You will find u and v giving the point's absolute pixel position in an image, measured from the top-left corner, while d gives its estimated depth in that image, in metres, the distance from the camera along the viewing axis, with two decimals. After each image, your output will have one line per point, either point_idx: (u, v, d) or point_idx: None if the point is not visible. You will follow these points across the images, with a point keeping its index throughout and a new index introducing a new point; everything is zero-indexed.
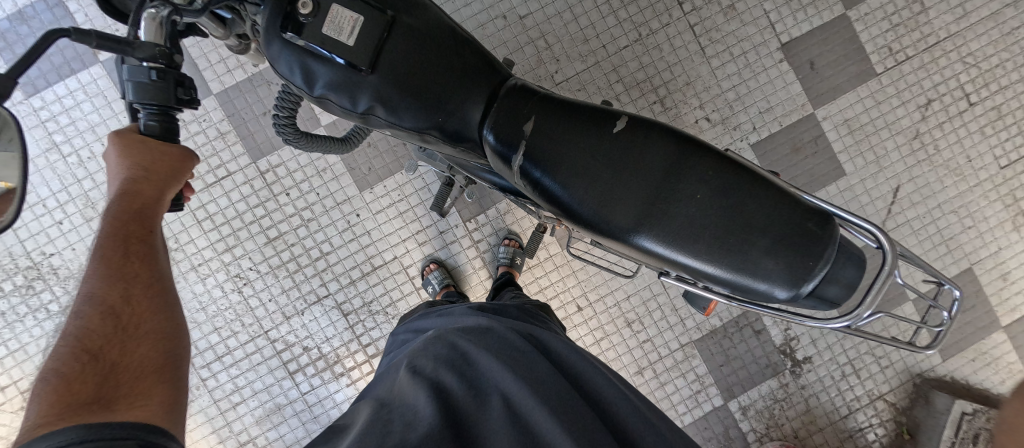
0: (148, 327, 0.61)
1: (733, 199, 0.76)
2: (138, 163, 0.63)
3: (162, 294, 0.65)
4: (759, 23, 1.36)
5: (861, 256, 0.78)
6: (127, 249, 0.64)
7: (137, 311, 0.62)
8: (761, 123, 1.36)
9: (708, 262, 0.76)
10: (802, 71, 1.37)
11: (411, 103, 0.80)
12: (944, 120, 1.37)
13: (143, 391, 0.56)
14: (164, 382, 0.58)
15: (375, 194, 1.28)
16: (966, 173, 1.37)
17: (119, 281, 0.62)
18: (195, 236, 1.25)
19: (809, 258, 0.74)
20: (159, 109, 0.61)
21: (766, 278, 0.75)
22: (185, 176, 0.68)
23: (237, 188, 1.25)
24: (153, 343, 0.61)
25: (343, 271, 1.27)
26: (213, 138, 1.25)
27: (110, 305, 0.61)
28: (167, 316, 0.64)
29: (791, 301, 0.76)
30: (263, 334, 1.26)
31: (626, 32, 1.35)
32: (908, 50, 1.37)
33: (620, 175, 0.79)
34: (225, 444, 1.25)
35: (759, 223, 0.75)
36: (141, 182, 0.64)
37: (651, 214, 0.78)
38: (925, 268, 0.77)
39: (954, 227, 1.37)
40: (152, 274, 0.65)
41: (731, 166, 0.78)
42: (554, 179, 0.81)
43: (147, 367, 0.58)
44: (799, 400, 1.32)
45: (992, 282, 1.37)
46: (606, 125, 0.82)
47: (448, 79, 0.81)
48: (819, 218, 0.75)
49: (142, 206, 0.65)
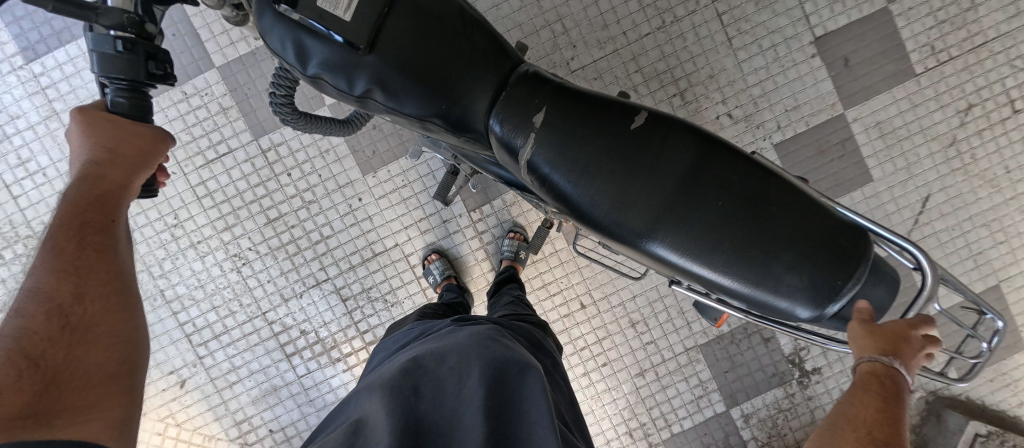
0: (99, 330, 0.59)
1: (757, 207, 0.70)
2: (104, 145, 0.62)
3: (121, 293, 0.62)
4: (792, 14, 1.28)
5: (893, 277, 0.72)
6: (82, 239, 0.61)
7: (86, 312, 0.59)
8: (786, 122, 1.29)
9: (723, 275, 0.70)
10: (835, 69, 1.29)
11: (411, 87, 0.75)
12: (984, 127, 1.28)
13: (86, 404, 0.56)
14: (111, 395, 0.58)
15: (379, 179, 1.24)
16: (1003, 185, 1.29)
17: (71, 278, 0.59)
18: (195, 213, 1.23)
19: (836, 277, 0.68)
20: (128, 85, 0.62)
21: (786, 296, 0.69)
22: (154, 162, 0.65)
23: (238, 166, 1.22)
24: (104, 349, 0.59)
25: (343, 255, 1.25)
26: (215, 113, 1.22)
27: (58, 304, 0.58)
28: (123, 320, 0.61)
29: (812, 321, 0.70)
30: (260, 315, 1.25)
31: (649, 19, 1.28)
32: (952, 50, 1.27)
33: (636, 175, 0.73)
34: (220, 422, 1.26)
35: (785, 235, 0.69)
36: (104, 165, 0.62)
37: (667, 220, 0.72)
38: (967, 294, 0.71)
39: (983, 241, 1.30)
40: (110, 270, 0.62)
41: (758, 173, 0.72)
42: (564, 177, 0.75)
43: (95, 376, 0.58)
44: (805, 411, 1.28)
45: (1020, 301, 1.31)
46: (624, 120, 0.75)
47: (453, 63, 0.76)
48: (850, 233, 0.69)
49: (103, 192, 0.62)
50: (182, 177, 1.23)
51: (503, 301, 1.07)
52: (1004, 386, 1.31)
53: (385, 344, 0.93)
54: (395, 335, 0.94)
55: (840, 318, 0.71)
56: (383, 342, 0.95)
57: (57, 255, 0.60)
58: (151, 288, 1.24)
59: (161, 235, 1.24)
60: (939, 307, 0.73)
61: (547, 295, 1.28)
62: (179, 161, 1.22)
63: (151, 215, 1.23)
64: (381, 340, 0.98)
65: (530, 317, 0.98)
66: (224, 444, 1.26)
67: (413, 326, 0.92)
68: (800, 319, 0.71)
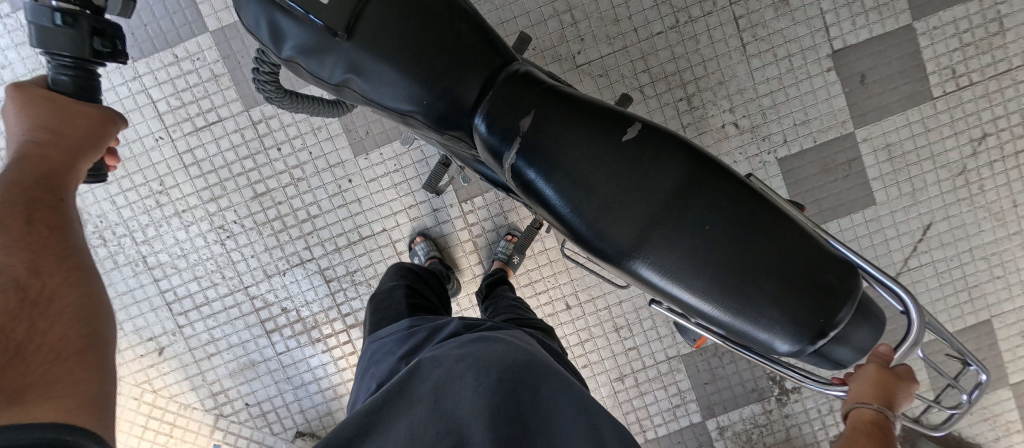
0: (63, 304, 0.54)
1: (744, 233, 0.67)
2: (46, 126, 0.61)
3: (79, 268, 0.58)
4: (812, 24, 1.22)
5: (880, 318, 0.70)
6: (31, 216, 0.58)
7: (46, 286, 0.54)
8: (794, 136, 1.25)
9: (703, 302, 0.67)
10: (850, 85, 1.24)
11: (391, 79, 0.74)
12: (996, 158, 1.24)
13: (55, 379, 0.49)
14: (85, 368, 0.52)
15: (370, 161, 1.21)
16: (1008, 218, 1.26)
17: (24, 252, 0.55)
18: (181, 180, 1.21)
19: (818, 315, 0.65)
20: (73, 62, 0.63)
21: (766, 329, 0.66)
22: (102, 143, 0.65)
23: (228, 136, 1.19)
24: (71, 322, 0.54)
25: (329, 236, 1.23)
26: (206, 79, 1.18)
27: (14, 278, 0.53)
28: (87, 294, 0.57)
29: (793, 356, 0.67)
30: (242, 289, 1.24)
31: (662, 17, 1.23)
32: (973, 74, 1.22)
33: (624, 189, 0.70)
34: (197, 392, 1.26)
35: (771, 265, 0.66)
36: (46, 145, 0.61)
37: (651, 239, 0.69)
38: (953, 344, 0.70)
39: (981, 273, 1.28)
40: (63, 247, 0.58)
41: (749, 198, 0.68)
42: (550, 183, 0.72)
43: (63, 349, 0.52)
44: (780, 428, 1.28)
45: (1009, 338, 1.29)
46: (617, 130, 0.72)
47: (437, 56, 0.75)
48: (838, 269, 0.66)
49: (48, 172, 0.61)
50: (170, 142, 1.20)
51: (503, 305, 1.00)
52: (983, 420, 1.30)
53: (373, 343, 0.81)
54: (384, 330, 0.83)
55: (819, 355, 0.69)
56: (369, 340, 0.82)
57: (3, 231, 0.55)
58: (134, 253, 1.23)
59: (144, 201, 1.21)
60: (921, 355, 0.71)
61: (532, 292, 1.26)
62: (167, 126, 1.19)
63: (136, 179, 1.21)
64: (368, 334, 0.84)
65: (524, 318, 0.91)
66: (200, 414, 1.27)
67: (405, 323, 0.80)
68: (779, 352, 0.68)
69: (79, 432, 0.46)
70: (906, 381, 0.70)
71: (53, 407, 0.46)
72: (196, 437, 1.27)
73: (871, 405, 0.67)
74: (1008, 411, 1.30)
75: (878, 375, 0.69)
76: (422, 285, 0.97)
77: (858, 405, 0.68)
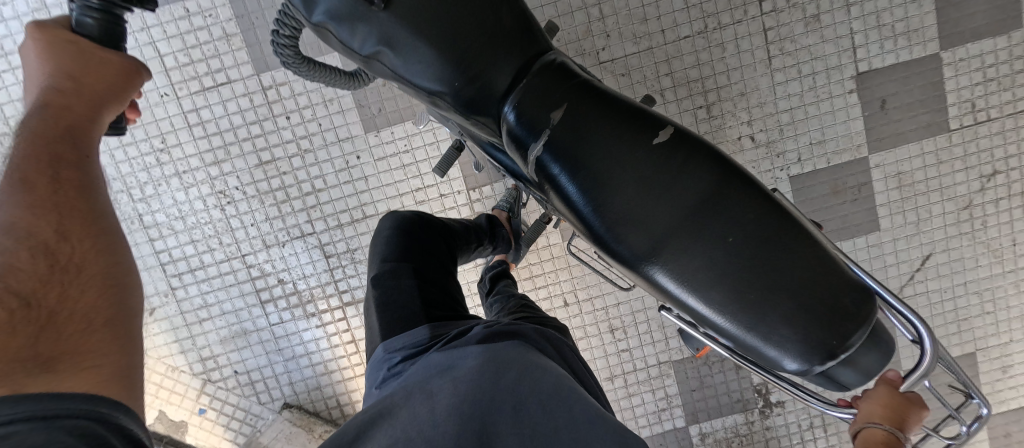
0: (92, 271, 0.49)
1: (765, 250, 0.66)
2: (67, 72, 0.54)
3: (108, 235, 0.52)
4: (840, 43, 1.21)
5: (890, 345, 0.70)
6: (57, 173, 0.52)
7: (76, 253, 0.49)
8: (808, 155, 1.25)
9: (716, 314, 0.67)
10: (870, 109, 1.23)
11: (424, 55, 0.71)
12: (1003, 196, 1.25)
13: (85, 350, 0.45)
14: (112, 342, 0.47)
15: (381, 139, 1.19)
16: (1005, 256, 1.28)
17: (50, 215, 0.49)
18: (183, 140, 1.17)
19: (831, 337, 0.64)
20: (102, 7, 0.53)
21: (776, 345, 0.65)
22: (126, 96, 0.58)
23: (236, 99, 1.16)
24: (98, 294, 0.49)
25: (332, 212, 1.21)
26: (217, 37, 1.14)
27: (41, 240, 0.47)
28: (117, 262, 0.51)
29: (799, 375, 0.67)
30: (239, 257, 1.22)
31: (691, 20, 1.20)
32: (992, 110, 1.22)
33: (648, 192, 0.69)
34: (186, 356, 1.25)
35: (790, 283, 0.65)
36: (68, 95, 0.54)
37: (670, 246, 0.68)
38: (960, 377, 0.73)
39: (972, 308, 1.30)
40: (91, 211, 0.52)
41: (773, 214, 0.68)
42: (573, 180, 0.71)
43: (93, 320, 0.47)
44: (759, 439, 1.31)
45: (990, 371, 1.32)
46: (648, 133, 0.72)
47: (473, 37, 0.72)
48: (854, 294, 0.66)
49: (72, 124, 0.54)
50: (175, 99, 1.16)
51: (510, 303, 0.99)
52: None
53: (387, 353, 0.69)
54: (398, 334, 0.72)
55: (824, 376, 0.69)
56: (380, 345, 0.72)
57: (26, 189, 0.49)
58: (129, 211, 1.20)
59: (145, 158, 1.18)
60: (930, 385, 0.72)
61: (532, 286, 1.27)
62: (173, 83, 1.15)
63: (137, 134, 1.17)
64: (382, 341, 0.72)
65: (535, 316, 0.90)
66: (187, 377, 1.26)
67: (422, 333, 0.70)
68: (786, 370, 0.68)
69: (114, 405, 0.43)
70: (918, 406, 0.71)
71: (85, 379, 0.43)
72: (183, 400, 1.26)
73: (882, 425, 0.69)
74: (978, 441, 1.34)
75: (892, 396, 0.71)
76: (422, 241, 0.92)
77: (869, 425, 0.70)
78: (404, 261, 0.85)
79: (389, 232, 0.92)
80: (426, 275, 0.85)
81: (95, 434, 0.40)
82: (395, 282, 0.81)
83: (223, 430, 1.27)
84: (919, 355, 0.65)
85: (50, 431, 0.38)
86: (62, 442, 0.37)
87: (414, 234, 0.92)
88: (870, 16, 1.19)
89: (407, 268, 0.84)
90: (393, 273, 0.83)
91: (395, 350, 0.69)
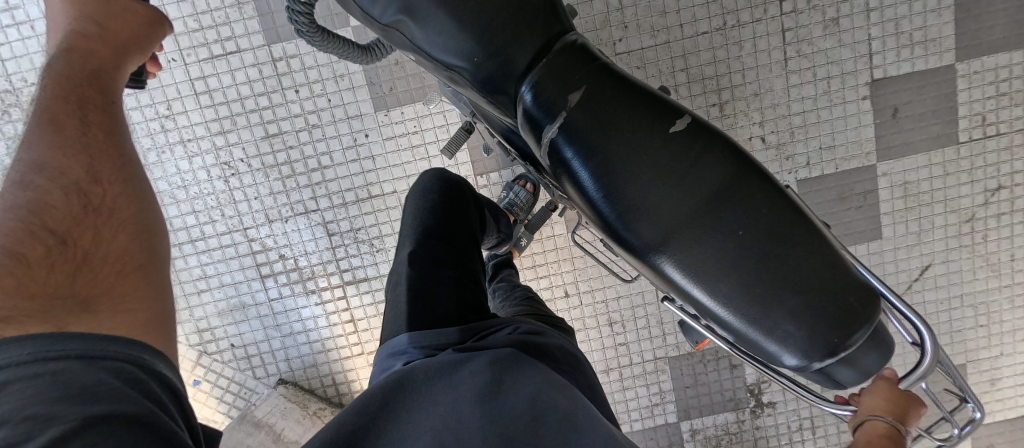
0: (123, 215, 0.48)
1: (775, 245, 0.66)
2: (94, 19, 0.55)
3: (137, 181, 0.51)
4: (857, 48, 1.20)
5: (891, 346, 0.71)
6: (84, 115, 0.50)
7: (107, 196, 0.48)
8: (817, 160, 1.25)
9: (721, 307, 0.67)
10: (881, 117, 1.23)
11: (448, 26, 0.70)
12: (1005, 211, 1.26)
13: (121, 292, 0.44)
14: (146, 287, 0.46)
15: (390, 118, 1.17)
16: (1002, 270, 1.29)
17: (81, 156, 0.48)
18: (189, 108, 1.15)
19: (834, 335, 0.65)
20: None
21: (778, 341, 0.66)
22: (150, 46, 0.59)
23: (245, 69, 1.14)
24: (130, 238, 0.47)
25: (337, 190, 1.19)
26: (228, 5, 1.11)
27: (74, 181, 0.46)
28: (144, 209, 0.50)
29: (797, 371, 0.68)
30: (241, 230, 1.21)
31: (711, 16, 1.19)
32: (1001, 125, 1.23)
33: (661, 182, 0.69)
34: (182, 326, 1.25)
35: (796, 280, 0.65)
36: (92, 38, 0.55)
37: (679, 236, 0.68)
38: (956, 379, 0.75)
39: (966, 320, 1.31)
40: (119, 156, 0.50)
41: (787, 210, 0.68)
42: (586, 165, 0.71)
43: (126, 263, 0.46)
44: (748, 438, 1.32)
45: (978, 384, 1.34)
46: (667, 121, 0.71)
47: (498, 11, 0.70)
48: (862, 294, 0.66)
49: (97, 68, 0.54)
50: (182, 66, 1.14)
51: (515, 295, 1.00)
52: None
53: (410, 347, 0.67)
54: (428, 329, 0.69)
55: (823, 374, 0.70)
56: (405, 332, 0.69)
57: (56, 128, 0.48)
58: None
59: (149, 124, 1.16)
60: (927, 384, 0.74)
61: (533, 276, 1.26)
62: (181, 48, 1.13)
63: (142, 99, 1.15)
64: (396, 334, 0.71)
65: (542, 314, 0.91)
66: (183, 348, 1.26)
67: (452, 335, 0.68)
68: (785, 366, 0.69)
69: (150, 350, 0.42)
70: (919, 404, 0.72)
71: (123, 322, 0.41)
72: None
73: (883, 418, 0.71)
74: None
75: (889, 389, 0.73)
76: (457, 223, 0.91)
77: (870, 418, 0.71)
78: (440, 248, 0.85)
79: (427, 208, 0.91)
80: (461, 266, 0.85)
81: (134, 376, 0.39)
82: (432, 272, 0.80)
83: (217, 402, 1.27)
84: (920, 357, 0.66)
85: (95, 371, 0.37)
86: (100, 384, 0.37)
87: (451, 214, 0.91)
88: (889, 23, 1.18)
89: (444, 258, 0.84)
90: (430, 262, 0.82)
91: (420, 347, 0.67)
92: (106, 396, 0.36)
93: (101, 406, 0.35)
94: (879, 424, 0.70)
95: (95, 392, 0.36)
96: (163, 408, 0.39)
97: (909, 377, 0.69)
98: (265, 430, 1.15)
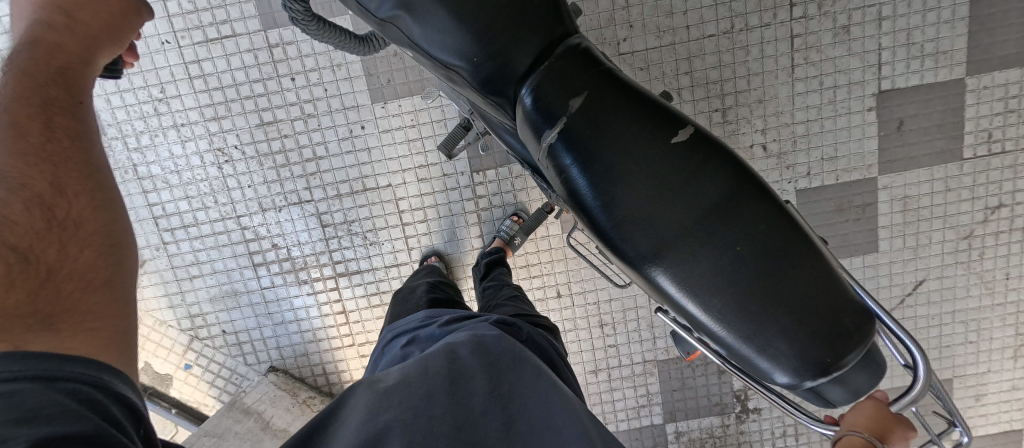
0: (90, 227, 0.47)
1: (773, 263, 0.66)
2: (61, 7, 0.53)
3: (105, 190, 0.50)
4: (866, 58, 1.17)
5: (880, 369, 0.71)
6: (50, 118, 0.50)
7: (74, 207, 0.47)
8: (818, 170, 1.24)
9: (715, 322, 0.67)
10: (886, 129, 1.21)
11: (444, 26, 0.67)
12: (1004, 229, 1.25)
13: (83, 310, 0.44)
14: (110, 303, 0.46)
15: (387, 111, 1.16)
16: (996, 288, 1.29)
17: (44, 164, 0.47)
18: (183, 92, 1.13)
19: (826, 355, 0.64)
20: None
21: (769, 358, 0.66)
22: (124, 37, 0.58)
23: (240, 54, 1.11)
24: (94, 254, 0.47)
25: (332, 181, 1.18)
26: None
27: (36, 193, 0.46)
28: (113, 220, 0.49)
29: (787, 387, 0.68)
30: (234, 217, 1.20)
31: (718, 18, 1.16)
32: (1007, 142, 1.21)
33: (661, 193, 0.68)
34: (174, 311, 1.25)
35: (792, 298, 0.65)
36: (59, 29, 0.53)
37: (676, 249, 0.68)
38: (947, 404, 0.74)
39: (956, 336, 1.31)
40: (84, 163, 0.50)
41: (785, 227, 0.67)
42: (585, 173, 0.70)
43: (91, 278, 0.46)
44: (731, 442, 1.34)
45: (964, 398, 1.35)
46: (668, 130, 0.70)
47: (495, 14, 0.68)
48: (854, 315, 0.66)
49: (65, 63, 0.53)
50: (177, 48, 1.11)
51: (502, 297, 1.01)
52: None
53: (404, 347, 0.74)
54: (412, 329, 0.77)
55: (813, 392, 0.69)
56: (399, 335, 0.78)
57: (19, 133, 0.47)
58: (124, 160, 1.17)
59: (142, 106, 1.14)
60: (917, 409, 0.73)
61: (526, 275, 1.26)
62: (176, 30, 1.10)
63: (135, 81, 1.13)
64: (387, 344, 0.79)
65: (527, 313, 0.92)
66: (175, 332, 1.26)
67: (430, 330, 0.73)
68: (775, 383, 0.69)
69: (110, 369, 0.42)
70: (906, 428, 0.72)
71: (84, 340, 0.42)
72: (168, 354, 1.27)
73: (860, 433, 0.71)
74: None
75: (874, 409, 0.73)
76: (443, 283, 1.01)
77: (848, 433, 0.72)
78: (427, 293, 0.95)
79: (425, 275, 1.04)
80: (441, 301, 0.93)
81: (92, 398, 0.40)
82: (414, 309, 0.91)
83: (208, 387, 1.28)
84: (912, 380, 0.66)
85: (53, 394, 0.38)
86: (62, 407, 0.37)
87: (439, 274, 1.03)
88: (902, 33, 1.16)
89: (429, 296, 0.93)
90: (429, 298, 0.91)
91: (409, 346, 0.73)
92: (62, 417, 0.37)
93: (61, 428, 0.36)
94: (856, 437, 0.71)
95: (52, 414, 0.36)
96: (120, 428, 0.40)
97: (902, 402, 0.68)
98: (254, 417, 1.14)
